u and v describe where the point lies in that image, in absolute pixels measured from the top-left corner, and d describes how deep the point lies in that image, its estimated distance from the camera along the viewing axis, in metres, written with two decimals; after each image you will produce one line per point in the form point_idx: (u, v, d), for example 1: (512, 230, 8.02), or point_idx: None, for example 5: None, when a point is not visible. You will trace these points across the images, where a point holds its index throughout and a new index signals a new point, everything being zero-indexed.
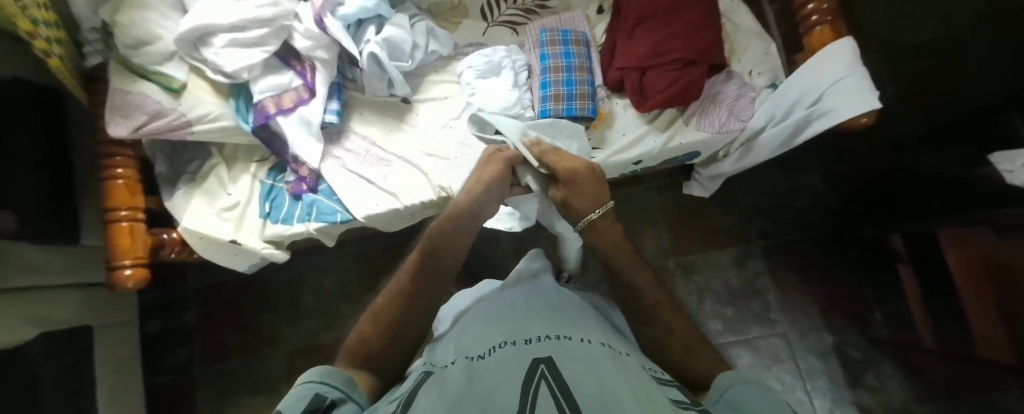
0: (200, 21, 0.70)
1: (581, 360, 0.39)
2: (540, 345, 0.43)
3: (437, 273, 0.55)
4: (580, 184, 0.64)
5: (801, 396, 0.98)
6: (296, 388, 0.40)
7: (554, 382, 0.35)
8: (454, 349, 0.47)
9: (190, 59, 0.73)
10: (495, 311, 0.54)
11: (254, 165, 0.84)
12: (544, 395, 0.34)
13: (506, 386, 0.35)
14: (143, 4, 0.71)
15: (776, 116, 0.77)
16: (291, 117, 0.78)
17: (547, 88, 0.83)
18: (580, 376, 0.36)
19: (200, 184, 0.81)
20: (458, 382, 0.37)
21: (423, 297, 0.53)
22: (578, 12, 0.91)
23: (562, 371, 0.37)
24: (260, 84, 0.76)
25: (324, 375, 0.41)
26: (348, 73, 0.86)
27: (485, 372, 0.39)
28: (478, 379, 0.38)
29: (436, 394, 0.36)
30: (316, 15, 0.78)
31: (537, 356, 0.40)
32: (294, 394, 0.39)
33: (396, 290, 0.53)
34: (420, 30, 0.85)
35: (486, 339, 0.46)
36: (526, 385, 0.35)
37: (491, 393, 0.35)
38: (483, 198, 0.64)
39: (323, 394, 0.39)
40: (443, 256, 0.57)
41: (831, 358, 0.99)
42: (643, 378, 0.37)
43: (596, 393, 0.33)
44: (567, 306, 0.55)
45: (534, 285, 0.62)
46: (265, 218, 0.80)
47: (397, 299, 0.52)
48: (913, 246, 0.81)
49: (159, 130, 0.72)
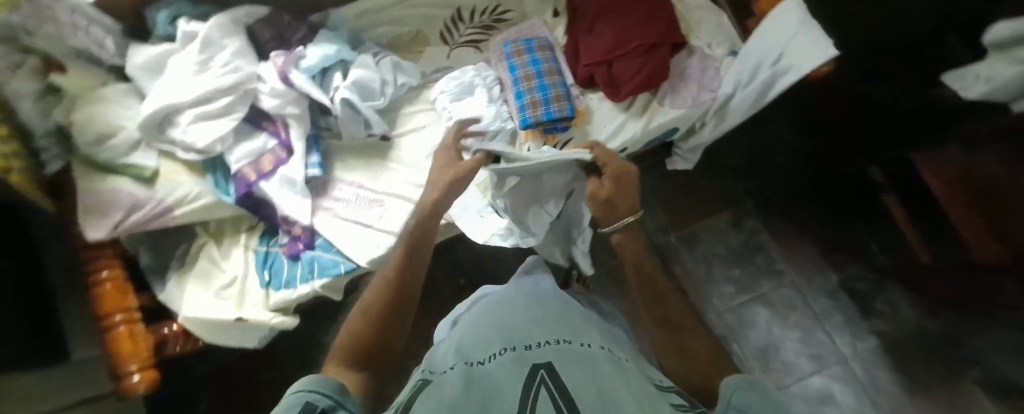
0: (162, 102, 0.68)
1: (582, 364, 0.37)
2: (539, 349, 0.40)
3: (416, 266, 0.54)
4: (625, 189, 0.62)
5: (821, 336, 1.02)
6: (286, 398, 0.33)
7: (554, 387, 0.32)
8: (451, 354, 0.44)
9: (157, 143, 0.70)
10: (492, 313, 0.52)
11: (244, 236, 0.81)
12: (542, 402, 0.31)
13: (503, 397, 0.32)
14: (101, 100, 0.69)
15: (743, 79, 0.79)
16: (273, 179, 0.76)
17: (522, 98, 0.84)
18: (584, 378, 0.33)
19: (191, 269, 0.77)
20: (456, 386, 0.34)
21: (411, 287, 0.51)
22: (535, 20, 0.93)
23: (563, 374, 0.34)
24: (235, 153, 0.74)
25: (315, 382, 0.34)
26: (322, 123, 0.84)
27: (485, 380, 0.36)
28: (476, 388, 0.34)
29: (433, 400, 0.33)
30: (280, 72, 0.77)
31: (535, 362, 0.37)
32: (282, 404, 0.32)
33: (381, 282, 0.51)
34: (386, 66, 0.84)
35: (486, 344, 0.43)
36: (526, 396, 0.32)
37: (489, 401, 0.32)
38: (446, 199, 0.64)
39: (315, 403, 0.32)
40: (421, 249, 0.56)
41: (840, 294, 1.04)
42: (644, 383, 0.35)
43: (597, 395, 0.31)
44: (567, 312, 0.52)
45: (532, 283, 0.63)
46: (267, 287, 0.76)
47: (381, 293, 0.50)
48: (894, 176, 0.87)
49: (140, 222, 0.68)
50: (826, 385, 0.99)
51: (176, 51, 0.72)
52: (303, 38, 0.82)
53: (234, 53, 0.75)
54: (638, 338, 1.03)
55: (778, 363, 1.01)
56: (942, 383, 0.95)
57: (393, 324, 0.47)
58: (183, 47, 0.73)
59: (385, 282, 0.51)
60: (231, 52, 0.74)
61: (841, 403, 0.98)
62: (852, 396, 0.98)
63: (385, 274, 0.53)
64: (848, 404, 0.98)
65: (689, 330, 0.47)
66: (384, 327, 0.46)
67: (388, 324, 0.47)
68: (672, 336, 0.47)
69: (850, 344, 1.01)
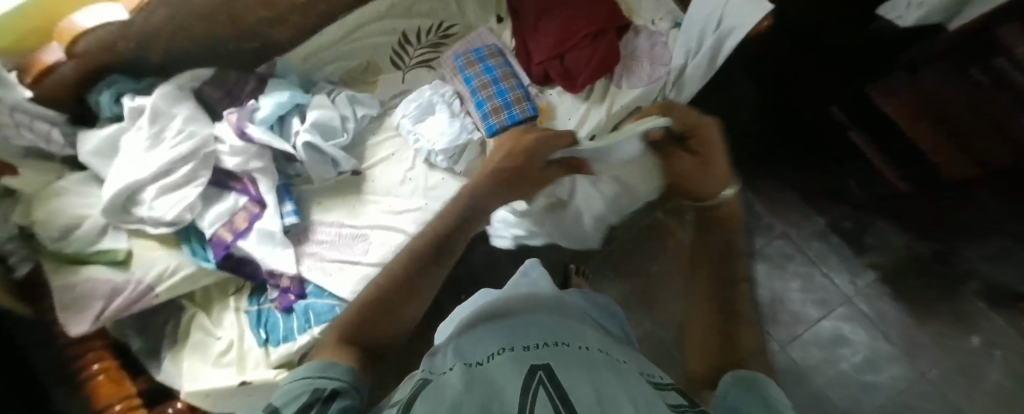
0: (123, 182, 0.67)
1: (581, 366, 0.36)
2: (537, 351, 0.39)
3: (434, 261, 0.53)
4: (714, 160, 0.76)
5: (822, 280, 1.03)
6: (291, 385, 0.33)
7: (552, 388, 0.32)
8: (449, 355, 0.43)
9: (125, 225, 0.69)
10: (493, 314, 0.52)
11: (232, 299, 0.79)
12: (541, 401, 0.30)
13: (504, 396, 0.32)
14: (62, 192, 0.68)
15: (691, 47, 0.81)
16: (250, 236, 0.75)
17: (483, 107, 0.85)
18: (582, 381, 0.33)
19: (186, 343, 0.75)
20: (456, 385, 0.33)
21: (421, 279, 0.50)
22: (481, 30, 0.93)
23: (562, 375, 0.34)
24: (207, 218, 0.73)
25: (324, 368, 0.34)
26: (290, 170, 0.84)
27: (485, 380, 0.35)
28: (477, 386, 0.33)
29: (434, 397, 0.32)
30: (236, 128, 0.76)
31: (533, 363, 0.37)
32: (288, 391, 0.33)
33: (397, 269, 0.50)
34: (343, 102, 0.84)
35: (483, 346, 0.43)
36: (525, 392, 0.31)
37: (490, 399, 0.31)
38: (485, 197, 0.61)
39: (322, 387, 0.32)
40: (445, 246, 0.54)
41: (830, 236, 1.05)
42: (640, 381, 0.34)
43: (594, 392, 0.31)
44: (563, 315, 0.52)
45: (528, 287, 0.62)
46: (266, 345, 0.74)
47: (390, 278, 0.48)
48: (853, 113, 0.88)
49: (123, 306, 0.66)
50: (837, 328, 1.00)
51: (125, 128, 0.71)
52: (254, 90, 0.82)
53: (185, 119, 0.74)
54: (646, 318, 1.03)
55: (787, 315, 1.02)
56: (944, 303, 0.98)
57: (397, 315, 0.47)
58: (132, 123, 0.71)
59: (396, 269, 0.50)
60: (182, 119, 0.73)
61: (856, 341, 0.98)
62: (864, 333, 0.99)
63: (400, 260, 0.52)
64: (862, 342, 0.98)
65: (746, 327, 0.48)
66: (386, 316, 0.46)
67: (390, 314, 0.46)
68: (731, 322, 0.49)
69: (850, 282, 1.02)
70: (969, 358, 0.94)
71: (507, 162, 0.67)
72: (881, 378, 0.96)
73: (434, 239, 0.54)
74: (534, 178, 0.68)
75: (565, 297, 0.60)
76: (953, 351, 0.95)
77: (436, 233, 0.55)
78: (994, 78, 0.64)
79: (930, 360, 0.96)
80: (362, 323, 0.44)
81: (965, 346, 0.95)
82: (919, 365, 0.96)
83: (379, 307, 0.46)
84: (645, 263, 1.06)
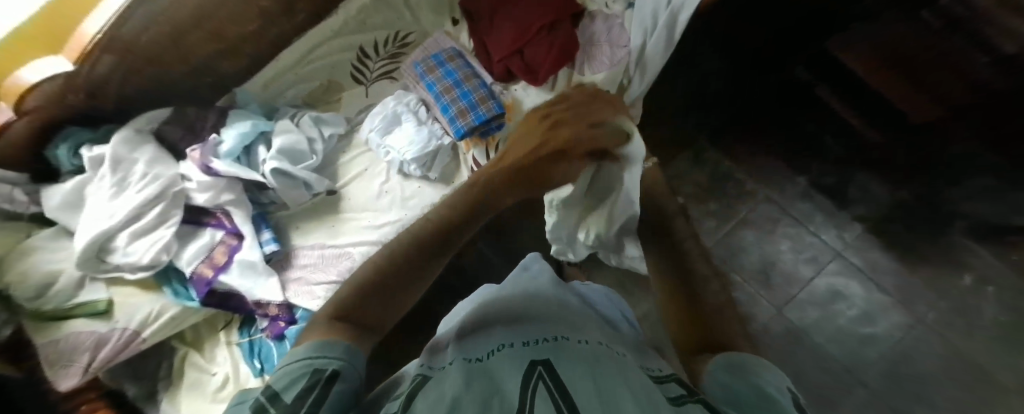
0: (92, 232, 0.67)
1: (582, 359, 0.33)
2: (537, 346, 0.36)
3: (449, 237, 0.48)
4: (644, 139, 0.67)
5: (811, 239, 1.02)
6: (292, 365, 0.31)
7: (553, 383, 0.29)
8: (449, 352, 0.39)
9: (102, 274, 0.69)
10: (489, 308, 0.49)
11: (223, 334, 0.79)
12: (541, 396, 0.28)
13: (503, 390, 0.29)
14: (32, 249, 0.67)
15: (647, 27, 0.80)
16: (231, 270, 0.75)
17: (448, 111, 0.85)
18: (584, 373, 0.30)
19: (182, 382, 0.75)
20: (453, 382, 0.30)
21: (427, 263, 0.46)
22: (438, 35, 0.93)
23: (563, 369, 0.31)
24: (184, 257, 0.73)
25: (322, 348, 0.32)
26: (263, 198, 0.83)
27: (487, 373, 0.32)
28: (477, 379, 0.31)
29: (429, 398, 0.29)
30: (201, 165, 0.76)
31: (534, 358, 0.34)
32: (288, 373, 0.31)
33: (408, 241, 0.46)
34: (307, 124, 0.85)
35: (483, 340, 0.39)
36: (524, 388, 0.29)
37: (490, 390, 0.29)
38: (493, 195, 0.54)
39: (323, 368, 0.31)
40: (455, 234, 0.49)
41: (815, 195, 1.03)
42: (640, 373, 0.32)
43: (594, 385, 0.28)
44: (565, 309, 0.49)
45: (527, 278, 0.58)
46: (261, 374, 0.74)
47: (397, 254, 0.45)
48: (818, 69, 0.89)
49: (112, 354, 0.67)
50: (831, 285, 0.99)
51: (89, 179, 0.71)
52: (215, 123, 0.82)
53: (148, 162, 0.74)
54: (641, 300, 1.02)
55: (781, 278, 1.01)
56: (935, 246, 0.97)
57: (400, 301, 0.43)
58: (94, 173, 0.71)
59: (402, 250, 0.45)
60: (145, 162, 0.73)
61: (852, 295, 0.98)
62: (859, 286, 0.98)
63: (412, 232, 0.48)
64: (858, 296, 0.98)
65: (704, 278, 0.47)
66: (387, 302, 0.42)
67: (393, 299, 0.43)
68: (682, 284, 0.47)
69: (838, 237, 1.01)
70: (963, 297, 0.95)
71: (543, 153, 0.57)
72: (880, 328, 0.96)
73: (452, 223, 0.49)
74: (537, 174, 0.57)
75: (565, 289, 0.56)
76: (947, 291, 0.95)
77: (452, 216, 0.50)
78: (943, 17, 0.62)
79: (926, 303, 0.96)
80: (359, 303, 0.40)
81: (959, 286, 0.95)
82: (916, 310, 0.96)
83: (382, 291, 0.42)
84: None
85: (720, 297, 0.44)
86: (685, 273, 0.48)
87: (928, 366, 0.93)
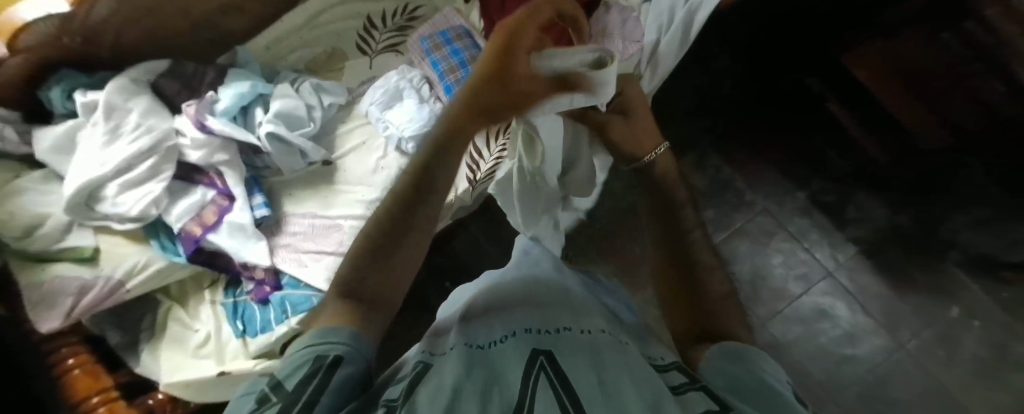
0: (83, 179, 0.67)
1: (584, 348, 0.33)
2: (539, 334, 0.35)
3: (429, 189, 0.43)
4: (641, 128, 0.65)
5: (804, 256, 1.00)
6: (297, 354, 0.31)
7: (555, 378, 0.28)
8: (452, 336, 0.38)
9: (90, 221, 0.69)
10: (491, 292, 0.46)
11: (207, 292, 0.79)
12: (544, 391, 0.27)
13: (503, 381, 0.29)
14: (18, 190, 0.68)
15: (664, 23, 0.78)
16: (220, 229, 0.75)
17: (452, 91, 0.84)
18: (586, 363, 0.30)
19: (163, 335, 0.75)
20: (454, 372, 0.29)
21: (414, 218, 0.41)
22: (446, 10, 0.90)
23: (563, 361, 0.30)
24: (174, 212, 0.73)
25: (328, 334, 0.32)
26: (258, 162, 0.83)
27: (488, 363, 0.31)
28: (478, 368, 0.30)
29: (430, 389, 0.28)
30: (195, 121, 0.75)
31: (536, 348, 0.33)
32: (291, 362, 0.31)
33: (392, 197, 0.42)
34: (308, 91, 0.84)
35: (485, 325, 0.38)
36: (526, 384, 0.28)
37: (490, 380, 0.29)
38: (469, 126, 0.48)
39: (329, 353, 0.31)
40: (430, 188, 0.43)
41: (814, 211, 1.01)
42: (642, 363, 0.31)
43: (598, 383, 0.27)
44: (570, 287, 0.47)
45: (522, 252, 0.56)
46: (243, 336, 0.75)
47: (382, 216, 0.41)
48: (833, 85, 0.87)
49: (96, 301, 0.67)
50: (819, 304, 0.98)
51: (81, 124, 0.71)
52: (212, 81, 0.81)
53: (142, 113, 0.74)
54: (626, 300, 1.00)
55: (771, 292, 1.00)
56: (926, 276, 0.96)
57: (395, 262, 0.40)
58: (88, 119, 0.71)
59: (387, 207, 0.42)
60: (138, 113, 0.73)
61: (838, 316, 0.97)
62: (845, 307, 0.97)
63: (394, 190, 0.44)
64: (844, 317, 0.97)
65: (706, 267, 0.46)
66: (385, 266, 0.40)
67: (388, 259, 0.40)
68: (686, 269, 0.46)
69: (832, 257, 0.99)
70: (947, 329, 0.94)
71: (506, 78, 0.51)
72: (862, 350, 0.96)
73: (444, 160, 0.45)
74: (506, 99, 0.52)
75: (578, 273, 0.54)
76: (933, 320, 0.95)
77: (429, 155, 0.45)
78: (964, 40, 0.61)
79: (910, 330, 0.95)
80: (358, 277, 0.38)
81: (946, 316, 0.95)
82: (899, 335, 0.95)
83: (375, 251, 0.40)
84: (627, 243, 1.02)
85: (723, 288, 0.44)
86: (685, 259, 0.47)
87: (904, 392, 0.93)
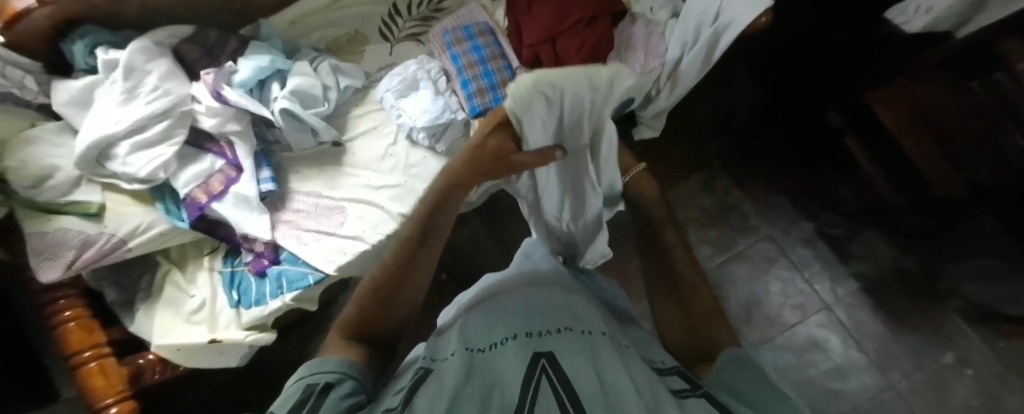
0: (96, 135, 0.68)
1: (583, 349, 0.33)
2: (541, 337, 0.35)
3: (431, 240, 0.43)
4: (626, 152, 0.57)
5: (802, 287, 1.00)
6: (289, 387, 0.32)
7: (557, 381, 0.29)
8: (453, 337, 0.39)
9: (98, 178, 0.71)
10: (490, 298, 0.46)
11: (207, 259, 0.79)
12: (544, 395, 0.28)
13: (502, 392, 0.29)
14: (28, 141, 0.68)
15: (687, 41, 0.71)
16: (225, 200, 0.75)
17: (468, 87, 0.83)
18: (587, 365, 0.30)
19: (159, 297, 0.76)
20: (456, 374, 0.30)
21: (417, 262, 0.42)
22: (472, 5, 0.90)
23: (563, 363, 0.31)
24: (181, 178, 0.73)
25: (321, 365, 0.33)
26: (270, 136, 0.83)
27: (490, 368, 0.32)
28: (476, 377, 0.31)
29: (433, 394, 0.29)
30: (212, 89, 0.76)
31: (537, 350, 0.33)
32: (286, 394, 0.32)
33: (391, 257, 0.42)
34: (325, 71, 0.84)
35: (485, 329, 0.39)
36: (527, 392, 0.28)
37: (488, 392, 0.29)
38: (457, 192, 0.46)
39: (316, 383, 0.31)
40: (427, 231, 0.43)
41: (817, 243, 1.01)
42: (643, 368, 0.32)
43: (598, 389, 0.28)
44: (572, 293, 0.46)
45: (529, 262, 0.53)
46: (237, 306, 0.75)
47: (387, 266, 0.42)
48: (849, 116, 0.87)
49: (95, 257, 0.67)
50: (812, 335, 0.97)
51: (100, 80, 0.72)
52: (233, 51, 0.82)
53: (161, 76, 0.74)
54: None
55: (764, 318, 0.99)
56: (923, 319, 0.95)
57: (404, 297, 0.41)
58: (107, 76, 0.72)
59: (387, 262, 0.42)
60: (157, 76, 0.74)
61: (830, 350, 0.96)
62: (838, 342, 0.97)
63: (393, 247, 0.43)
64: (836, 352, 0.96)
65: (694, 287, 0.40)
66: (404, 273, 0.41)
67: (394, 296, 0.40)
68: (674, 292, 0.41)
69: (831, 290, 0.99)
70: (940, 374, 0.92)
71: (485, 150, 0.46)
72: (851, 385, 0.94)
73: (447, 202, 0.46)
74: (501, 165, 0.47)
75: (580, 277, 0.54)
76: (927, 365, 0.93)
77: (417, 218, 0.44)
78: (991, 89, 0.62)
79: (902, 372, 0.94)
80: (367, 314, 0.39)
81: (939, 362, 0.93)
82: (891, 375, 0.94)
83: (380, 294, 0.40)
84: (627, 256, 1.02)
85: (706, 304, 0.39)
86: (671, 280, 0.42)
87: None
